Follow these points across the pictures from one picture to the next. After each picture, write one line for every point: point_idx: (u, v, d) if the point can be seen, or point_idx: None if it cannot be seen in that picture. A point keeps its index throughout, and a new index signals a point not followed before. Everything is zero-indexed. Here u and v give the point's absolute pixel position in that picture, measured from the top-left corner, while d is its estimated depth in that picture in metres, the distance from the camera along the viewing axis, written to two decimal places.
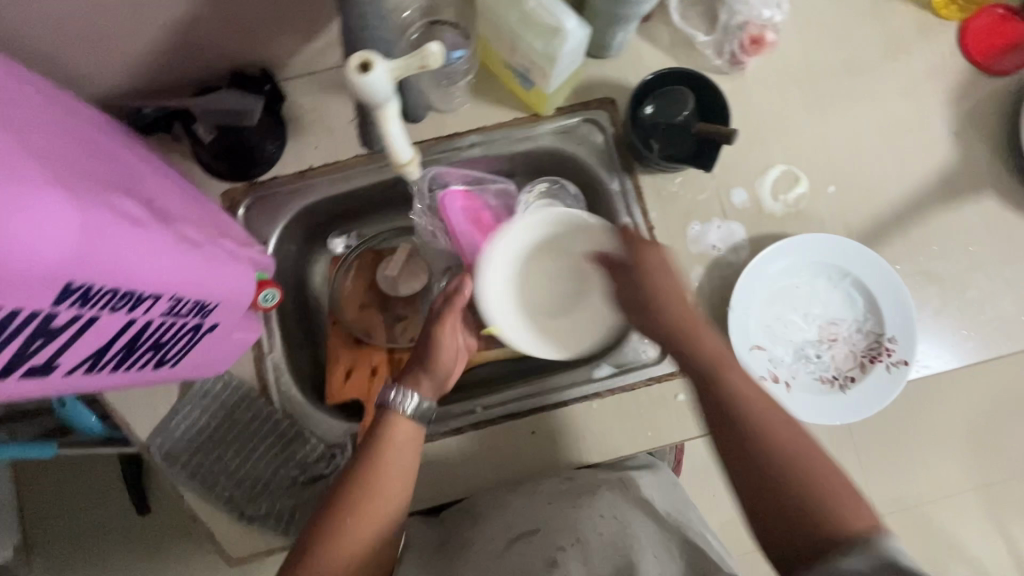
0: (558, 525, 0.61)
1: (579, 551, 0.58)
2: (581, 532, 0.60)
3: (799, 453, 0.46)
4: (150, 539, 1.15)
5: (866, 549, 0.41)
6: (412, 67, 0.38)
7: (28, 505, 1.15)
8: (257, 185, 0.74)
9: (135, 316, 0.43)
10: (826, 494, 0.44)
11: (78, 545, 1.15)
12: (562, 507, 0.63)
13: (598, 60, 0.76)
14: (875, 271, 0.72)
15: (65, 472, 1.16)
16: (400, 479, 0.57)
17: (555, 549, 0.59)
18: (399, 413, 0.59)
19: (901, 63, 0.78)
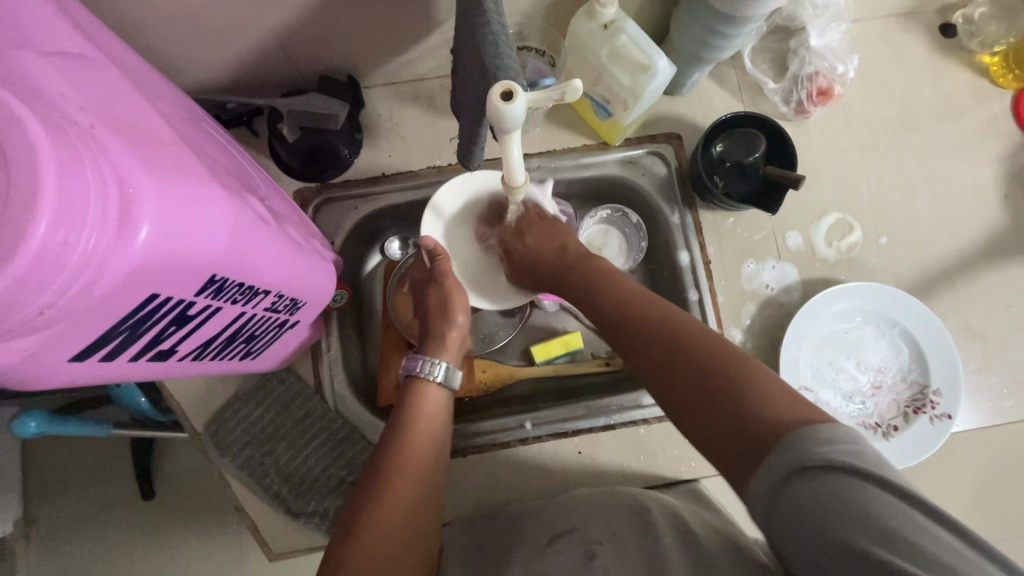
0: (594, 524, 0.55)
1: (611, 547, 0.51)
2: (618, 528, 0.54)
3: (726, 354, 0.44)
4: (154, 527, 1.03)
5: (801, 444, 0.36)
6: (548, 100, 0.40)
7: (33, 479, 1.06)
8: (329, 187, 0.76)
9: (246, 309, 0.44)
10: (766, 390, 0.40)
11: (78, 526, 1.04)
12: (600, 510, 0.58)
13: (669, 97, 0.79)
14: (924, 324, 0.74)
15: (73, 447, 1.07)
16: (430, 446, 0.58)
17: (591, 543, 0.52)
18: (427, 381, 0.61)
19: (956, 125, 0.81)
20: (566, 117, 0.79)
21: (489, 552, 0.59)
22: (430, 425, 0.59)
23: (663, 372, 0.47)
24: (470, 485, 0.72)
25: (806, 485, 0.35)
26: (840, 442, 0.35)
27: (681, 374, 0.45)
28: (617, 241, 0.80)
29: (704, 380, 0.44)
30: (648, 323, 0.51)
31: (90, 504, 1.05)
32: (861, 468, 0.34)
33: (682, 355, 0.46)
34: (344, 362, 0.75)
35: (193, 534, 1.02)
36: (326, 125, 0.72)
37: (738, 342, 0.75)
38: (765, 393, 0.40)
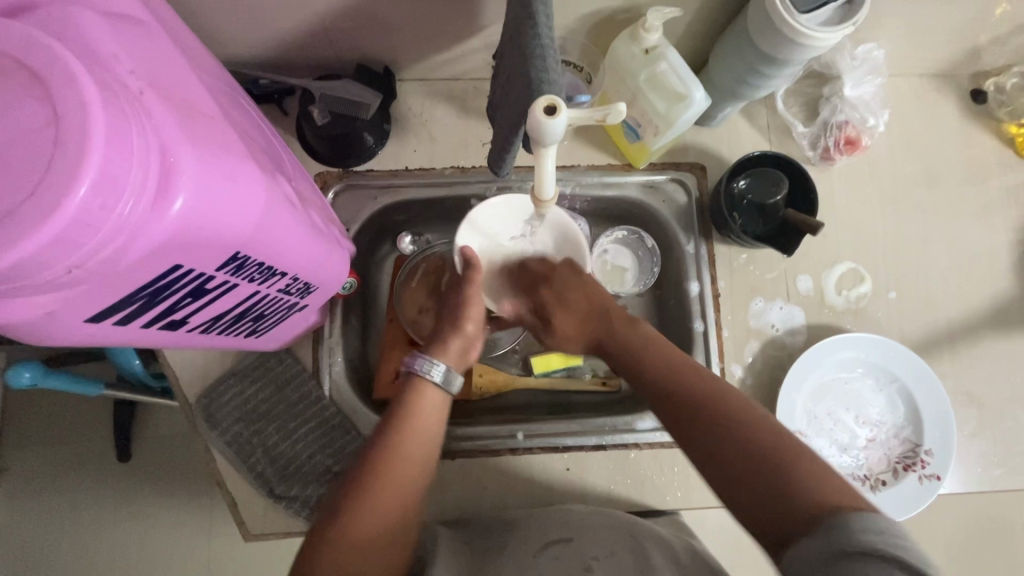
0: (593, 538, 0.55)
1: (607, 563, 0.51)
2: (615, 546, 0.54)
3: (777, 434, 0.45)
4: (123, 490, 1.02)
5: (849, 528, 0.37)
6: (591, 118, 0.40)
7: (10, 426, 1.05)
8: (351, 174, 0.76)
9: (261, 288, 0.44)
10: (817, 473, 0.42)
11: (47, 481, 1.03)
12: (594, 528, 0.57)
13: (698, 128, 0.80)
14: (923, 383, 0.74)
15: (54, 400, 1.06)
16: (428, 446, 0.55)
17: (588, 557, 0.52)
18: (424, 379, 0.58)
19: (976, 191, 0.82)
20: (595, 134, 0.80)
21: (483, 550, 0.59)
22: (421, 445, 0.54)
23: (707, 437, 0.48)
24: (455, 489, 0.72)
25: (848, 569, 0.35)
26: (883, 533, 0.36)
27: (723, 440, 0.47)
28: (628, 259, 0.81)
29: (755, 449, 0.45)
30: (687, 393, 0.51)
31: (67, 457, 1.04)
32: (907, 563, 0.34)
33: (729, 420, 0.47)
34: (344, 350, 0.75)
35: (161, 502, 1.01)
36: (357, 113, 0.72)
37: (738, 378, 0.75)
38: (811, 475, 0.42)
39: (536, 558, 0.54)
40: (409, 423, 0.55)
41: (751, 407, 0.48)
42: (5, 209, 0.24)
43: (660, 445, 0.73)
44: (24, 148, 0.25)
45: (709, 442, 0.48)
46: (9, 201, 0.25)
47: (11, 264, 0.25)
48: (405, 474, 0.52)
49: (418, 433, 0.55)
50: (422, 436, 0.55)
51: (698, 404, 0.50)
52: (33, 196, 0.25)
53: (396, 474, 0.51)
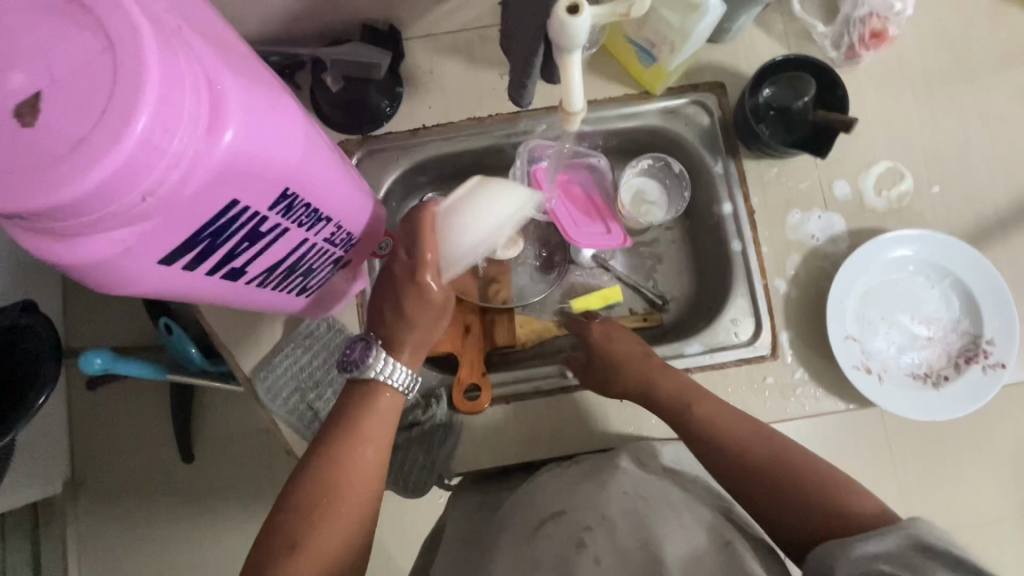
0: (583, 507, 0.54)
1: (601, 536, 0.50)
2: (607, 510, 0.53)
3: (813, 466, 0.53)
4: (197, 483, 1.07)
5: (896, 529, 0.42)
6: (613, 14, 0.40)
7: (79, 437, 1.09)
8: (370, 140, 0.77)
9: (309, 237, 0.45)
10: (849, 489, 0.50)
11: (126, 484, 1.08)
12: (590, 491, 0.56)
13: (713, 45, 0.78)
14: (977, 272, 0.71)
15: (117, 408, 1.10)
16: (379, 420, 0.55)
17: (581, 530, 0.51)
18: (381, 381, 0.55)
19: (1013, 70, 0.78)
20: (607, 65, 0.78)
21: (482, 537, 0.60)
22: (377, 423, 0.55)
23: (762, 483, 0.53)
24: (511, 433, 0.73)
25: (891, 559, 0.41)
26: (926, 531, 0.41)
27: (782, 477, 0.53)
28: (656, 192, 0.81)
29: (803, 477, 0.52)
30: (726, 430, 0.58)
31: (144, 462, 1.09)
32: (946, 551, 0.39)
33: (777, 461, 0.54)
34: None
35: (234, 489, 1.06)
36: (371, 74, 0.72)
37: (782, 292, 0.75)
38: (854, 492, 0.50)
39: (532, 539, 0.53)
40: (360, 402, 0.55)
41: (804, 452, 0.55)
42: (77, 136, 0.25)
43: (711, 366, 0.73)
44: (84, 80, 0.26)
45: (773, 493, 0.52)
46: (75, 132, 0.25)
47: (85, 194, 0.26)
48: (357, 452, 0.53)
49: (372, 434, 0.54)
50: (378, 436, 0.54)
51: (755, 454, 0.55)
52: (98, 125, 0.25)
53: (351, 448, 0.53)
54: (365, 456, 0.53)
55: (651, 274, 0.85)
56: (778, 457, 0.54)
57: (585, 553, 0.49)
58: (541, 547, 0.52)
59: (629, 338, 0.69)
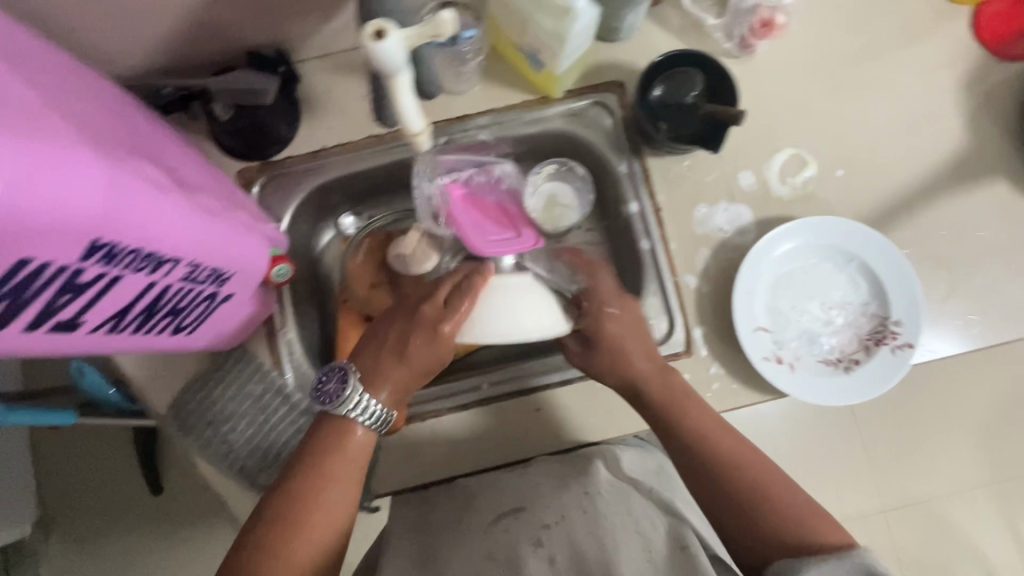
0: (546, 504, 0.58)
1: (556, 532, 0.55)
2: (564, 509, 0.57)
3: (780, 486, 0.57)
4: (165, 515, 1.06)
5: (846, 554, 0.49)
6: (423, 36, 0.40)
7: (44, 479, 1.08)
8: (271, 165, 0.76)
9: (155, 279, 0.45)
10: (807, 514, 0.54)
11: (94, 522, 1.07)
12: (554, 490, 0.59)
13: (609, 43, 0.77)
14: (880, 255, 0.72)
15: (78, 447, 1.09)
16: (350, 465, 0.59)
17: (541, 529, 0.56)
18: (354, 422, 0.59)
19: (913, 48, 0.78)
20: (504, 71, 0.77)
21: (436, 523, 0.62)
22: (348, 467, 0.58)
23: (736, 487, 0.57)
24: (431, 449, 0.73)
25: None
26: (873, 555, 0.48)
27: (752, 484, 0.57)
28: (570, 195, 0.81)
29: (771, 489, 0.57)
30: (707, 433, 0.61)
31: (99, 505, 1.08)
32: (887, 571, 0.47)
33: (750, 476, 0.58)
34: (302, 339, 0.76)
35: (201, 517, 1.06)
36: (259, 101, 0.71)
37: (693, 287, 0.74)
38: (815, 520, 0.54)
39: (486, 533, 0.57)
40: (336, 447, 0.59)
41: (766, 466, 0.59)
42: None
43: None
44: None
45: (740, 501, 0.57)
46: None
47: None
48: (329, 491, 0.57)
49: (338, 476, 0.57)
50: (340, 476, 0.57)
51: (736, 463, 0.59)
52: None
53: (326, 486, 0.57)
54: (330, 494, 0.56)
55: None
56: (750, 469, 0.58)
57: (541, 552, 0.54)
58: (495, 544, 0.56)
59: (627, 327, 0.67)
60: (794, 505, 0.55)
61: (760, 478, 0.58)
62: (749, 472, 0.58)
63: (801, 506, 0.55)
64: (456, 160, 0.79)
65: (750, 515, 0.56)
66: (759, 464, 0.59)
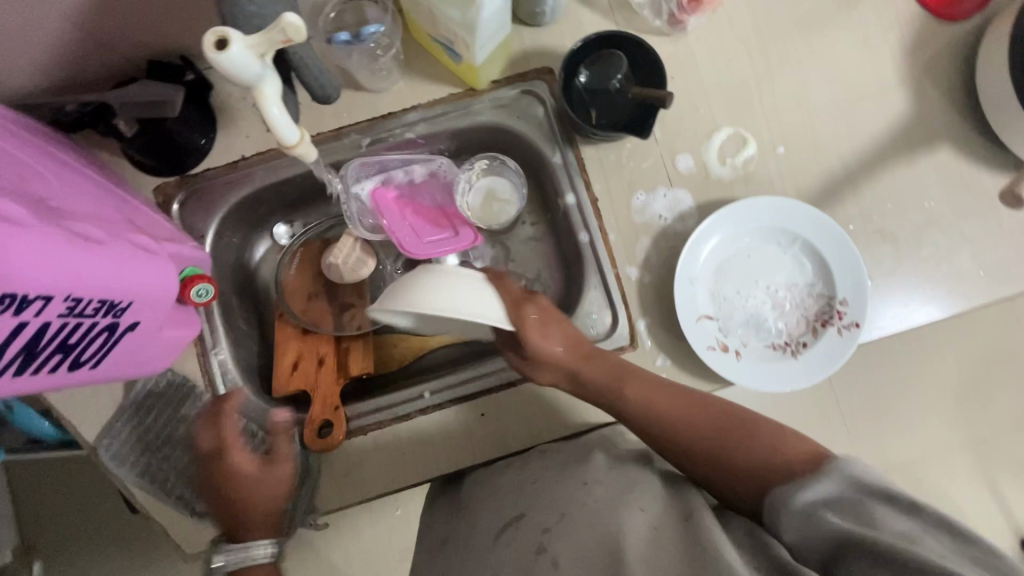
0: (544, 505, 0.55)
1: (557, 533, 0.51)
2: (564, 507, 0.53)
3: (746, 424, 0.56)
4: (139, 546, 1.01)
5: (834, 468, 0.47)
6: (274, 43, 0.37)
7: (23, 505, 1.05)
8: (189, 179, 0.73)
9: (25, 319, 0.42)
10: (782, 441, 0.53)
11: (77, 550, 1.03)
12: (549, 487, 0.57)
13: (534, 28, 0.74)
14: (824, 234, 0.69)
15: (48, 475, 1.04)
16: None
17: (541, 533, 0.52)
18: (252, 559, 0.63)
19: (850, 14, 0.75)
20: (427, 66, 0.74)
21: (449, 548, 0.59)
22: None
23: (703, 445, 0.56)
24: (372, 464, 0.70)
25: (836, 496, 0.45)
26: (864, 468, 0.46)
27: (717, 437, 0.56)
28: (507, 189, 0.78)
29: (739, 431, 0.56)
30: (653, 400, 0.60)
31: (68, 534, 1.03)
32: (882, 489, 0.44)
33: (707, 430, 0.57)
34: (236, 359, 0.73)
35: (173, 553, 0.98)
36: (164, 113, 0.66)
37: (635, 279, 0.72)
38: (785, 443, 0.53)
39: (494, 545, 0.54)
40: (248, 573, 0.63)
41: (725, 406, 0.59)
42: None
43: None
44: None
45: (712, 458, 0.56)
46: None
47: None
48: None
49: None
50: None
51: (695, 424, 0.58)
52: None
53: None
54: None
55: (520, 273, 0.81)
56: (712, 424, 0.57)
57: (544, 557, 0.50)
58: (501, 556, 0.52)
59: (546, 317, 0.64)
60: (762, 438, 0.54)
61: (721, 426, 0.57)
62: (713, 425, 0.57)
63: (771, 435, 0.54)
64: (392, 161, 0.75)
65: (728, 468, 0.54)
66: (719, 409, 0.59)
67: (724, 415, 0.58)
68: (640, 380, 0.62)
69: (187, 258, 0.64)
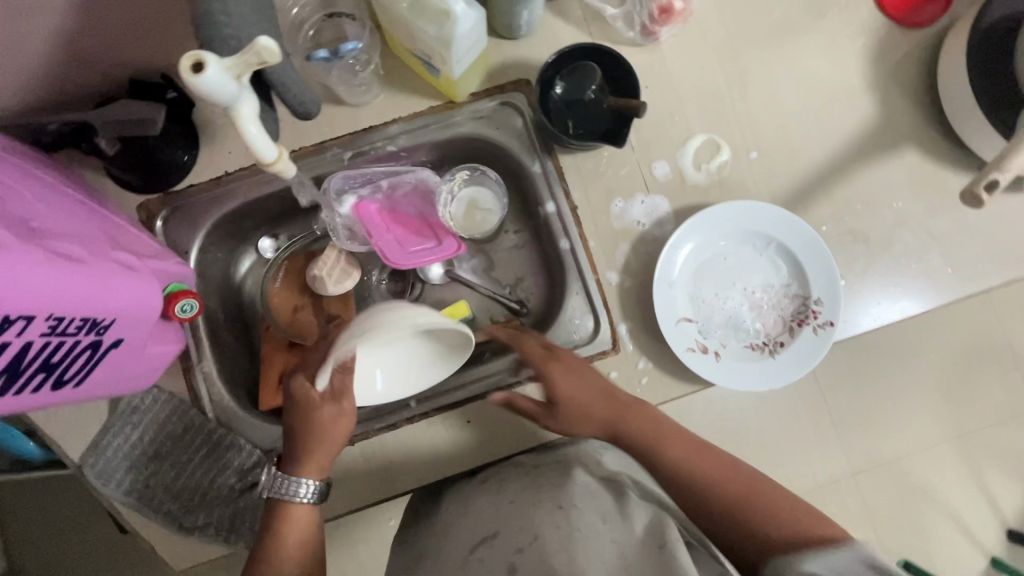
0: (517, 525, 0.55)
1: (529, 555, 0.51)
2: (538, 528, 0.54)
3: (771, 495, 0.56)
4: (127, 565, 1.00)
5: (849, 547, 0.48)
6: (249, 64, 0.38)
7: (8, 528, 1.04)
8: (173, 196, 0.73)
9: (8, 339, 0.43)
10: (805, 516, 0.54)
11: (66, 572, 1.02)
12: (522, 507, 0.57)
13: (511, 41, 0.76)
14: (797, 235, 0.71)
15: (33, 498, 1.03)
16: (300, 540, 0.60)
17: (512, 553, 0.52)
18: (296, 502, 0.61)
19: (816, 23, 0.77)
20: (407, 79, 0.75)
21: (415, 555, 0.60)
22: (294, 539, 0.59)
23: (723, 514, 0.56)
24: (359, 475, 0.71)
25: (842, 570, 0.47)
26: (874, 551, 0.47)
27: (743, 509, 0.55)
28: (489, 198, 0.79)
29: (768, 509, 0.55)
30: (680, 461, 0.59)
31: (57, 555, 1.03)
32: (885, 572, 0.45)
33: (734, 497, 0.56)
34: (223, 372, 0.73)
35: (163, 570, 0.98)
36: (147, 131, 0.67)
37: (615, 284, 0.74)
38: (806, 518, 0.54)
39: (464, 563, 0.54)
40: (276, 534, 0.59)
41: (755, 478, 0.58)
42: None
43: None
44: None
45: (732, 526, 0.55)
46: None
47: None
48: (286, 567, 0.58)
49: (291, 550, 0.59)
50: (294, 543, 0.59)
51: (725, 493, 0.57)
52: None
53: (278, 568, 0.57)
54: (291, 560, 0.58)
55: (504, 281, 0.83)
56: (740, 490, 0.57)
57: None
58: None
59: (572, 374, 0.64)
60: (785, 512, 0.54)
61: (747, 495, 0.56)
62: (741, 493, 0.56)
63: (796, 512, 0.54)
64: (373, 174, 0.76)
65: (746, 538, 0.54)
66: (744, 473, 0.58)
67: (758, 487, 0.57)
68: (672, 438, 0.61)
69: (171, 274, 0.64)
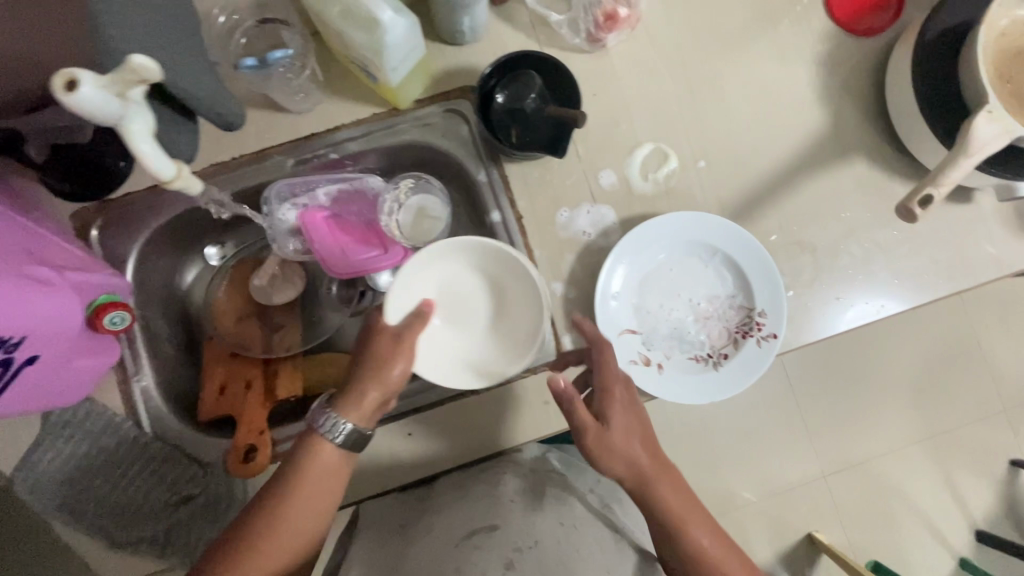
0: (518, 528, 0.60)
1: (529, 557, 0.56)
2: (539, 536, 0.59)
3: None
4: None
5: None
6: (126, 82, 0.39)
7: None
8: (109, 204, 0.72)
9: None
10: None
11: None
12: (525, 516, 0.62)
13: (455, 47, 0.74)
14: (742, 246, 0.70)
15: None
16: (320, 505, 0.57)
17: (512, 551, 0.57)
18: (326, 439, 0.57)
19: (766, 30, 0.77)
20: (349, 85, 0.74)
21: (406, 532, 0.64)
22: (313, 509, 0.56)
23: None
24: None
25: None
26: None
27: None
28: (436, 206, 0.76)
29: None
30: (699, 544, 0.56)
31: None
32: None
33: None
34: (161, 384, 0.72)
35: None
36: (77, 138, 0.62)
37: (560, 295, 0.73)
38: None
39: (458, 547, 0.58)
40: (290, 491, 0.56)
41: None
42: None
43: (498, 383, 0.70)
44: None
45: None
46: None
47: None
48: (290, 532, 0.55)
49: (300, 516, 0.55)
50: (309, 504, 0.56)
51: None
52: None
53: (285, 528, 0.55)
54: (302, 522, 0.56)
55: None
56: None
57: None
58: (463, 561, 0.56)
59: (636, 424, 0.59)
60: None
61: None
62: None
63: None
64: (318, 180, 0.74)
65: None
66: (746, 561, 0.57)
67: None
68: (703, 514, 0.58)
69: (99, 286, 0.63)
